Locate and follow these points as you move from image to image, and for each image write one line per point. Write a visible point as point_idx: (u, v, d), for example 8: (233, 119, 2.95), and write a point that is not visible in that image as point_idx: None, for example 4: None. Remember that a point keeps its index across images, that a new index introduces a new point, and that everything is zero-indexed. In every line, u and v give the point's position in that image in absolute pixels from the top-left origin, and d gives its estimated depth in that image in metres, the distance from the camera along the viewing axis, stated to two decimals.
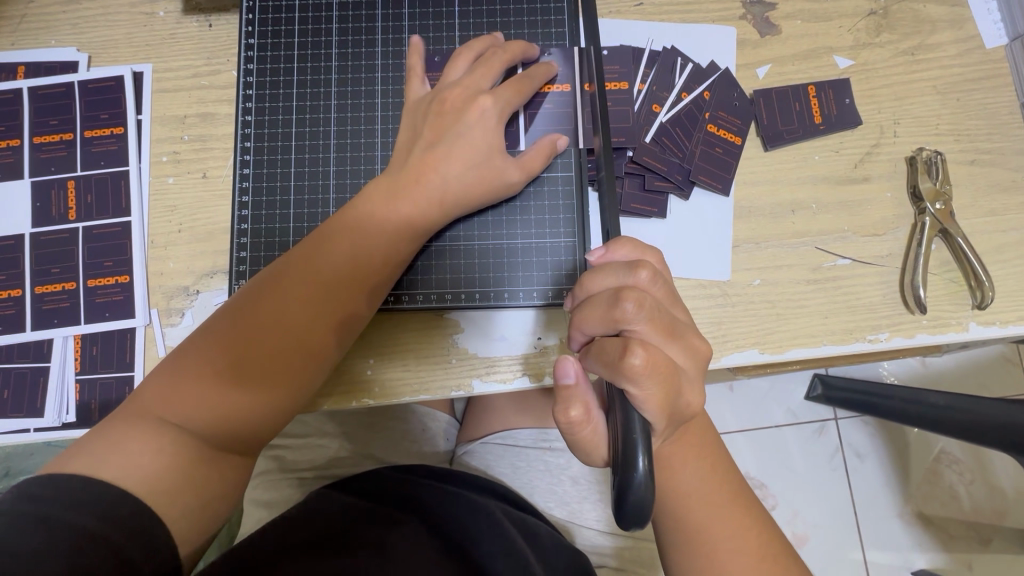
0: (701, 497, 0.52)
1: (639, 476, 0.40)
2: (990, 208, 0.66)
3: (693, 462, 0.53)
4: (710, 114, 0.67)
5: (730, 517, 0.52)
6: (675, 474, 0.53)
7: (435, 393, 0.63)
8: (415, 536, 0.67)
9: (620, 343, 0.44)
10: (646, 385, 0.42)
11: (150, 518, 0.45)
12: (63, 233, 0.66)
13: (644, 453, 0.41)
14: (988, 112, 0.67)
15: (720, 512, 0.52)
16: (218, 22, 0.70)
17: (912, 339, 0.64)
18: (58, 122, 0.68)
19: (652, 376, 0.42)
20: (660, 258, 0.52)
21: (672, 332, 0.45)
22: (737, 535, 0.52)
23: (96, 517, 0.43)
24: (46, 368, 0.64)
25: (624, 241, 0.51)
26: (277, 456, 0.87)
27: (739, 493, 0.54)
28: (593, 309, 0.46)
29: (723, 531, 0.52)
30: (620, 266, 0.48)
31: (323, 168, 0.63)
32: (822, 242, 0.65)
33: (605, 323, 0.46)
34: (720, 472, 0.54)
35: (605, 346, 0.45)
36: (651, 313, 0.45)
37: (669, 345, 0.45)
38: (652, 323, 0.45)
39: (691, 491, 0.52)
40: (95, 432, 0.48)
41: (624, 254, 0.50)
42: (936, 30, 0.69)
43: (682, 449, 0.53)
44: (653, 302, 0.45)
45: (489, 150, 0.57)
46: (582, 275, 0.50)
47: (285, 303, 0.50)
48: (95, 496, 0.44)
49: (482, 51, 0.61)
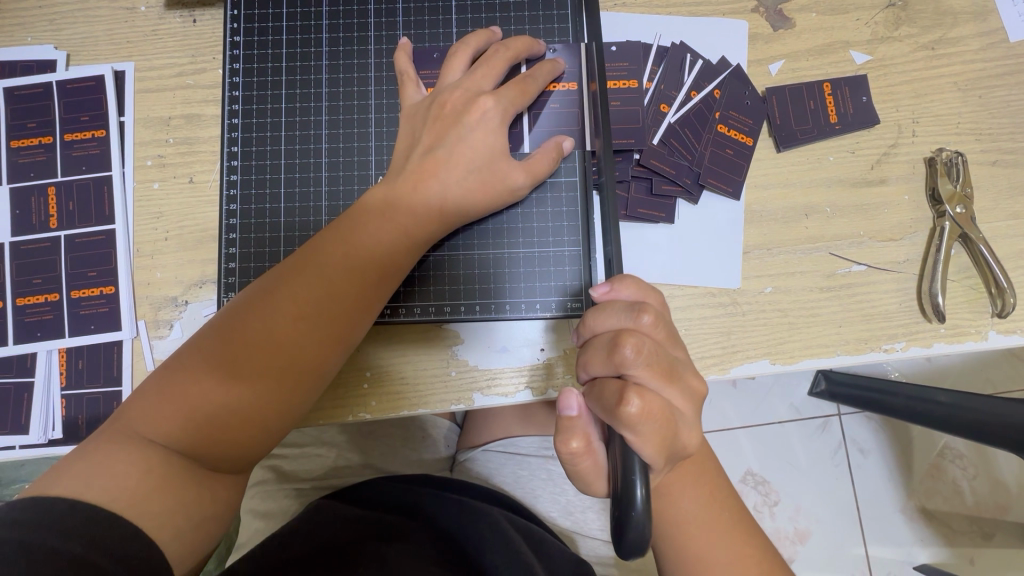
0: (701, 524, 0.51)
1: (638, 510, 0.39)
2: (1011, 211, 0.63)
3: (693, 489, 0.51)
4: (720, 114, 0.64)
5: (730, 544, 0.51)
6: (675, 502, 0.51)
7: (434, 407, 0.61)
8: (414, 547, 0.65)
9: (618, 388, 0.43)
10: (643, 434, 0.41)
11: (143, 543, 0.41)
12: (45, 242, 0.64)
13: (641, 482, 0.40)
14: (1011, 110, 0.64)
15: (719, 539, 0.51)
16: (203, 18, 0.66)
17: (929, 348, 0.61)
18: (36, 125, 0.65)
19: (647, 424, 0.41)
20: (663, 300, 0.50)
21: (674, 376, 0.44)
22: (735, 561, 0.50)
23: (84, 544, 0.39)
24: (31, 383, 0.62)
25: (629, 280, 0.49)
26: (274, 466, 0.85)
27: (739, 517, 0.52)
28: (595, 353, 0.45)
29: (721, 558, 0.50)
30: (623, 307, 0.46)
31: (315, 173, 0.60)
32: (836, 247, 0.62)
33: (606, 367, 0.44)
34: (720, 496, 0.52)
35: (604, 391, 0.44)
36: (650, 360, 0.43)
37: (671, 390, 0.43)
38: (652, 369, 0.43)
39: (691, 519, 0.50)
40: (76, 454, 0.44)
41: (629, 294, 0.48)
42: (958, 22, 0.66)
43: (683, 476, 0.51)
44: (653, 346, 0.44)
45: (491, 154, 0.54)
46: (587, 312, 0.48)
47: (277, 316, 0.47)
48: (81, 522, 0.40)
49: (480, 49, 0.58)
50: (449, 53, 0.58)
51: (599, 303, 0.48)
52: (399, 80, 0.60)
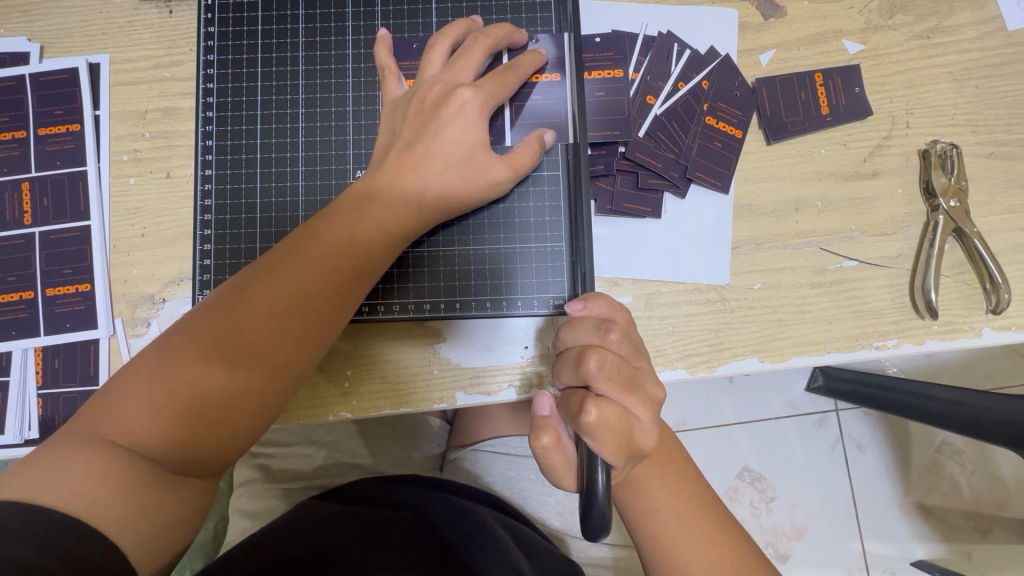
0: (670, 511, 0.50)
1: (600, 502, 0.40)
2: (1008, 204, 0.61)
3: (658, 476, 0.50)
4: (709, 105, 0.62)
5: (701, 530, 0.49)
6: (642, 490, 0.50)
7: (416, 406, 0.60)
8: (398, 548, 0.64)
9: (580, 400, 0.42)
10: (603, 444, 0.41)
11: (101, 551, 0.41)
12: (19, 239, 0.62)
13: (603, 473, 0.41)
14: (1008, 100, 0.63)
15: (690, 526, 0.49)
16: (178, 8, 0.65)
17: (922, 345, 0.60)
18: (10, 119, 0.63)
19: (606, 436, 0.41)
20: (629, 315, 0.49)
21: (639, 389, 0.43)
22: (708, 548, 0.49)
23: (36, 551, 0.39)
24: (6, 383, 0.61)
25: (601, 299, 0.48)
26: (261, 466, 0.84)
27: (710, 506, 0.51)
28: (564, 366, 0.45)
29: (694, 546, 0.49)
30: (592, 324, 0.45)
31: (291, 168, 0.59)
32: (827, 242, 0.61)
33: (572, 380, 0.44)
34: (689, 485, 0.51)
35: (570, 402, 0.43)
36: (615, 374, 0.42)
37: (635, 403, 0.42)
38: (616, 383, 0.42)
39: (660, 506, 0.50)
40: (36, 454, 0.43)
41: (601, 312, 0.47)
42: (954, 10, 0.64)
43: (648, 465, 0.50)
44: (618, 360, 0.43)
45: (471, 148, 0.52)
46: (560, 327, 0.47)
47: (248, 315, 0.46)
48: (37, 529, 0.40)
49: (459, 38, 0.56)
50: (428, 44, 0.56)
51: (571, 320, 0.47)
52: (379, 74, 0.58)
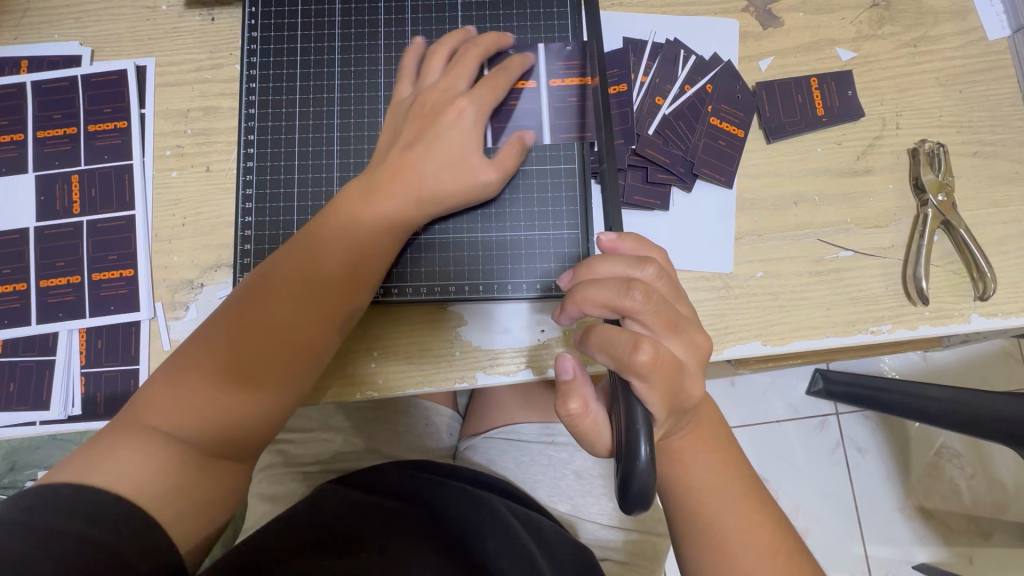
0: (715, 491, 0.53)
1: (642, 465, 0.41)
2: (992, 200, 0.66)
3: (703, 455, 0.54)
4: (712, 107, 0.67)
5: (744, 511, 0.52)
6: (689, 468, 0.53)
7: (439, 385, 0.63)
8: (419, 538, 0.66)
9: (629, 336, 0.45)
10: (654, 381, 0.44)
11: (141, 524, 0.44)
12: (68, 227, 0.67)
13: (646, 440, 0.42)
14: (991, 104, 0.67)
15: (733, 506, 0.52)
16: (221, 16, 0.70)
17: (914, 330, 0.64)
18: (61, 116, 0.68)
19: (658, 371, 0.44)
20: (665, 255, 0.53)
21: (678, 330, 0.47)
22: (751, 529, 0.52)
23: (85, 524, 0.41)
24: (52, 361, 0.65)
25: (630, 236, 0.52)
26: (281, 451, 0.88)
27: (752, 488, 0.54)
28: (598, 292, 0.47)
29: (734, 524, 0.52)
30: (630, 259, 0.49)
31: (327, 160, 0.64)
32: (825, 234, 0.65)
33: (611, 311, 0.46)
34: (733, 465, 0.54)
35: (609, 338, 0.46)
36: (659, 310, 0.46)
37: (675, 343, 0.47)
38: (658, 315, 0.46)
39: (703, 483, 0.53)
40: (87, 443, 0.47)
41: (630, 248, 0.51)
42: (939, 22, 0.69)
43: (693, 442, 0.54)
44: (661, 299, 0.47)
45: (465, 150, 0.56)
46: (587, 259, 0.50)
47: (268, 303, 0.51)
48: (84, 505, 0.43)
49: (490, 49, 0.61)
50: (424, 52, 0.61)
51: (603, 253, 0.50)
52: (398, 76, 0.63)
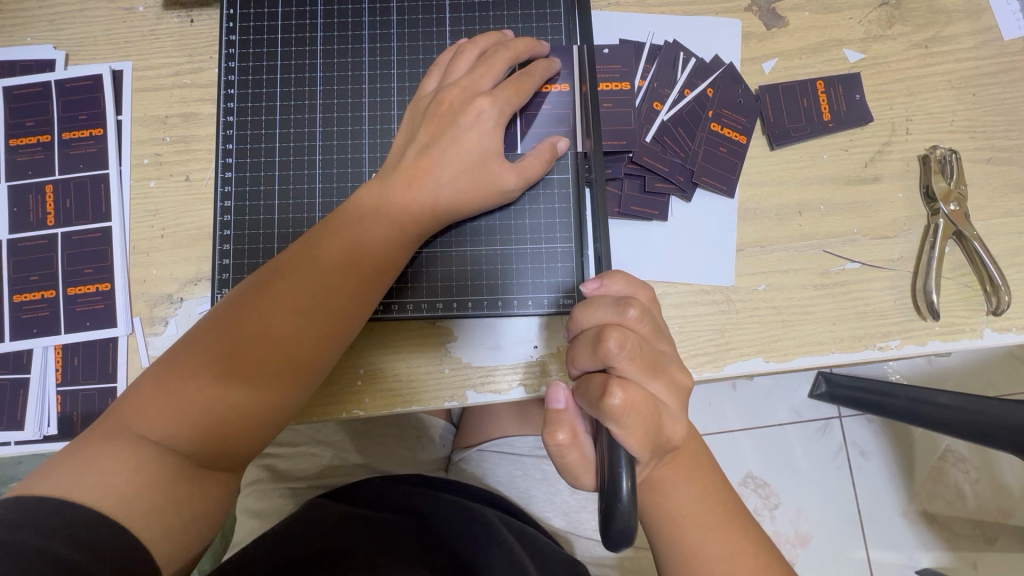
0: (697, 519, 0.51)
1: (623, 501, 0.41)
2: (1006, 208, 0.63)
3: (683, 483, 0.51)
4: (713, 112, 0.64)
5: (726, 539, 0.50)
6: (669, 496, 0.51)
7: (427, 404, 0.61)
8: (407, 552, 0.64)
9: (602, 382, 0.43)
10: (630, 427, 0.42)
11: (119, 541, 0.41)
12: (42, 239, 0.64)
13: (626, 474, 0.42)
14: (1006, 108, 0.64)
15: (715, 533, 0.50)
16: (200, 18, 0.67)
17: (924, 346, 0.61)
18: (35, 124, 0.65)
19: (631, 416, 0.42)
20: (652, 294, 0.51)
21: (658, 370, 0.45)
22: (733, 557, 0.50)
23: (66, 545, 0.39)
24: (26, 380, 0.62)
25: (618, 276, 0.50)
26: (270, 465, 0.86)
27: (735, 514, 0.52)
28: (581, 348, 0.46)
29: (715, 552, 0.50)
30: (609, 303, 0.47)
31: (309, 170, 0.61)
32: (831, 245, 0.62)
33: (592, 361, 0.45)
34: (715, 491, 0.52)
35: (589, 386, 0.44)
36: (635, 354, 0.43)
37: (655, 385, 0.44)
38: (634, 361, 0.43)
39: (684, 512, 0.50)
40: (68, 451, 0.44)
41: (618, 289, 0.49)
42: (951, 21, 0.66)
43: (674, 470, 0.51)
44: (639, 341, 0.44)
45: (484, 155, 0.54)
46: (574, 309, 0.49)
47: (271, 310, 0.48)
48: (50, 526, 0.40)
49: (524, 55, 0.58)
50: (454, 52, 0.58)
51: (588, 298, 0.49)
52: (426, 72, 0.60)
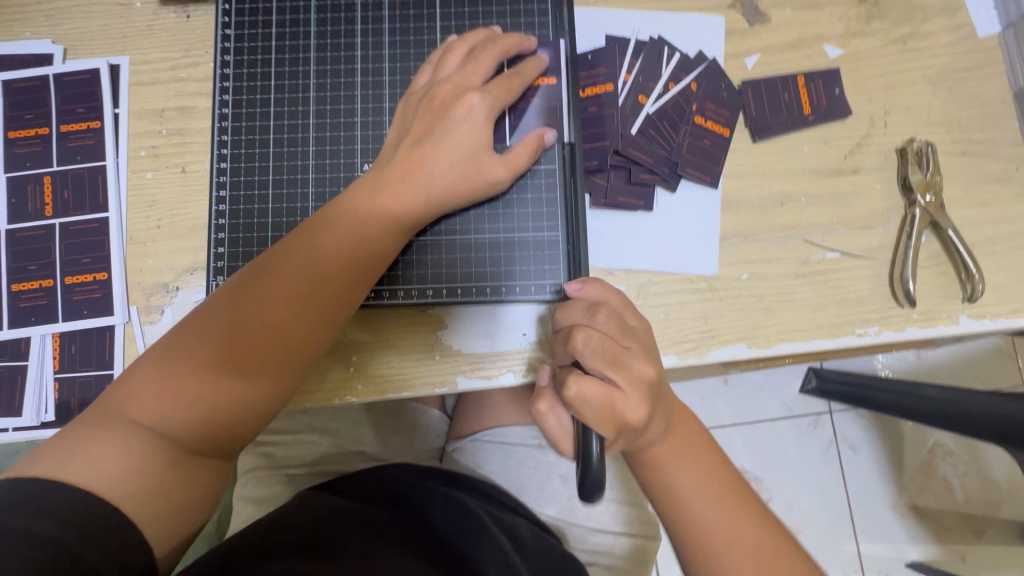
0: (696, 490, 0.53)
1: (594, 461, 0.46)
2: (981, 199, 0.64)
3: (677, 457, 0.53)
4: (697, 106, 0.66)
5: (727, 510, 0.52)
6: (664, 468, 0.53)
7: (419, 389, 0.62)
8: (402, 543, 0.65)
9: (566, 376, 0.47)
10: (586, 416, 0.45)
11: (117, 524, 0.43)
12: (40, 229, 0.65)
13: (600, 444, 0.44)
14: (981, 102, 0.66)
15: (715, 505, 0.52)
16: (196, 13, 0.68)
17: (902, 333, 0.63)
18: (34, 116, 0.67)
19: (587, 404, 0.45)
20: (629, 301, 0.53)
21: (622, 366, 0.46)
22: (736, 528, 0.51)
23: (60, 526, 0.41)
24: (24, 367, 0.63)
25: (594, 282, 0.53)
26: (266, 453, 0.87)
27: (735, 487, 0.53)
28: (558, 343, 0.50)
29: (715, 518, 0.52)
30: (582, 306, 0.49)
31: (303, 161, 0.62)
32: (811, 235, 0.64)
33: (563, 356, 0.48)
34: (711, 465, 0.54)
35: (559, 379, 0.48)
36: (597, 350, 0.46)
37: (618, 378, 0.46)
38: (596, 357, 0.46)
39: (682, 486, 0.53)
40: (61, 435, 0.46)
41: (595, 293, 0.52)
42: (928, 18, 0.68)
43: (667, 445, 0.54)
44: (603, 338, 0.47)
45: (475, 148, 0.55)
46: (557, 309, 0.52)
47: (264, 298, 0.49)
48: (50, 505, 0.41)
49: (512, 51, 0.59)
50: (444, 49, 0.60)
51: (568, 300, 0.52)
52: (419, 68, 0.62)
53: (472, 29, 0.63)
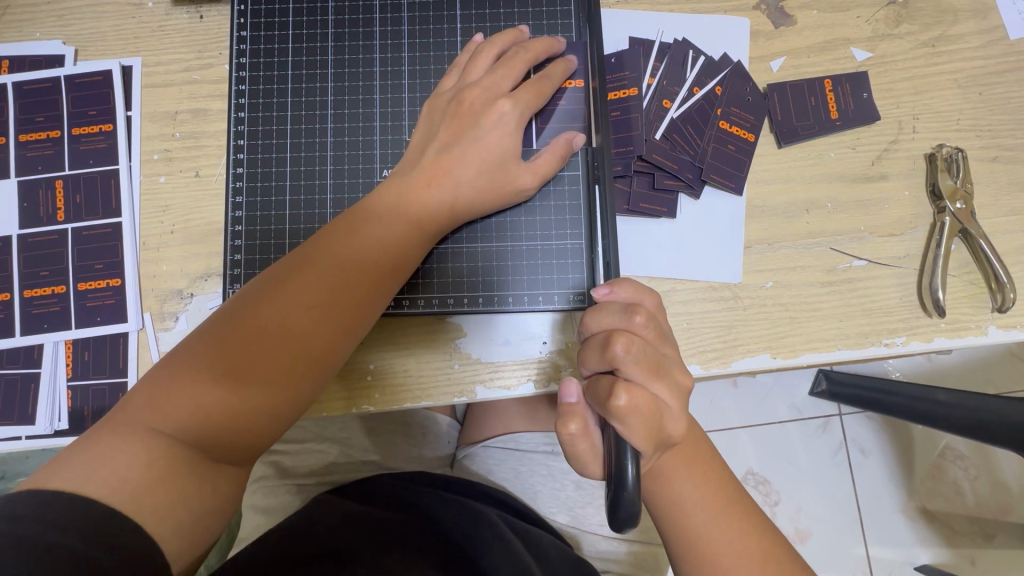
0: (698, 499, 0.51)
1: (628, 488, 0.42)
2: (1011, 206, 0.63)
3: (684, 465, 0.52)
4: (722, 110, 0.64)
5: (731, 522, 0.51)
6: (668, 477, 0.51)
7: (437, 399, 0.61)
8: (413, 552, 0.64)
9: (609, 385, 0.44)
10: (632, 428, 0.43)
11: (138, 539, 0.42)
12: (52, 234, 0.64)
13: (632, 463, 0.42)
14: (1011, 107, 0.65)
15: (717, 518, 0.51)
16: (209, 13, 0.67)
17: (929, 343, 0.61)
18: (45, 119, 0.65)
19: (634, 416, 0.43)
20: (659, 300, 0.51)
21: (664, 374, 0.45)
22: (737, 540, 0.50)
23: (79, 539, 0.39)
24: (37, 374, 0.62)
25: (625, 282, 0.50)
26: (276, 462, 0.86)
27: (735, 498, 0.52)
28: (591, 351, 0.47)
29: (717, 529, 0.50)
30: (617, 307, 0.47)
31: (321, 167, 0.61)
32: (837, 242, 0.63)
33: (600, 364, 0.46)
34: (716, 474, 0.53)
35: (597, 388, 0.45)
36: (640, 358, 0.44)
37: (660, 387, 0.45)
38: (639, 365, 0.44)
39: (685, 495, 0.51)
40: (79, 445, 0.44)
41: (626, 295, 0.50)
42: (958, 20, 0.66)
43: (673, 456, 0.52)
44: (645, 345, 0.45)
45: (503, 156, 0.54)
46: (583, 313, 0.49)
47: (289, 308, 0.48)
48: (69, 515, 0.40)
49: (543, 55, 0.58)
50: (472, 51, 0.59)
51: (597, 304, 0.49)
52: (445, 70, 0.61)
53: (500, 31, 0.61)
